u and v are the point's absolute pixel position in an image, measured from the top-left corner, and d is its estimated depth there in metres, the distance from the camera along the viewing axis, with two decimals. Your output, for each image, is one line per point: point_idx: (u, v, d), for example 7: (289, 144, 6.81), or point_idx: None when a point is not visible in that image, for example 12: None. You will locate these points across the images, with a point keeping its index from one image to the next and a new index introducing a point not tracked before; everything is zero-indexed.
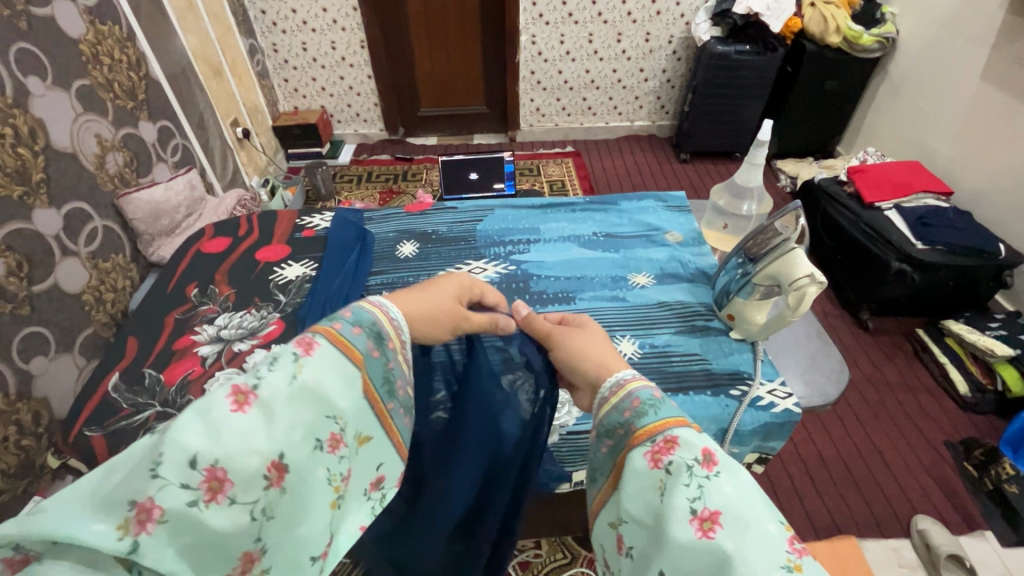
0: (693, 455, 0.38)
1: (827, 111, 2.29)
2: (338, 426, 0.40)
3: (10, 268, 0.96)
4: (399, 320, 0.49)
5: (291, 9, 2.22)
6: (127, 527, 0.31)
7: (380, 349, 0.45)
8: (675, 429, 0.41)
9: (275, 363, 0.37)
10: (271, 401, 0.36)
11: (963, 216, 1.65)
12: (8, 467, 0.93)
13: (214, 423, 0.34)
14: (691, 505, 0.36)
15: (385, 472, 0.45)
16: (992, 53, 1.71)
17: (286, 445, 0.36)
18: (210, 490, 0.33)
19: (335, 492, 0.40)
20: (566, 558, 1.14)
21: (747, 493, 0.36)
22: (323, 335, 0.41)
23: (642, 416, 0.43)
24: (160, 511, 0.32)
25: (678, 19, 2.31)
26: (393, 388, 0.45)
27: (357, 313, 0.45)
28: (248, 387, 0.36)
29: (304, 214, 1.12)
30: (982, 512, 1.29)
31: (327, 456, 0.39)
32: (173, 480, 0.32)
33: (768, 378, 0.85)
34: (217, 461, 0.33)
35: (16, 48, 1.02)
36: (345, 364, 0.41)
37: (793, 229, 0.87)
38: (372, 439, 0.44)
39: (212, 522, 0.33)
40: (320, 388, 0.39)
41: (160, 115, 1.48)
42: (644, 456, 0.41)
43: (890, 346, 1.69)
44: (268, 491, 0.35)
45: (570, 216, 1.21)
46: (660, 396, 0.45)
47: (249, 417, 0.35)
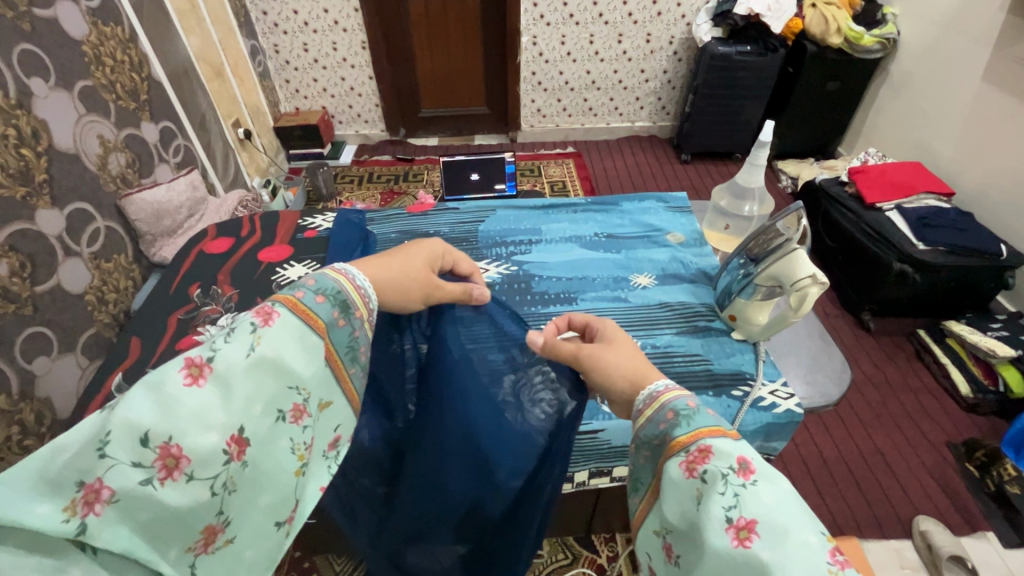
0: (727, 464, 0.38)
1: (827, 111, 2.29)
2: (301, 397, 0.41)
3: (13, 268, 0.96)
4: (365, 287, 0.50)
5: (293, 10, 2.22)
6: (74, 509, 0.32)
7: (346, 317, 0.46)
8: (708, 438, 0.40)
9: (231, 336, 0.39)
10: (226, 373, 0.37)
11: (964, 216, 1.65)
12: (11, 466, 0.93)
13: (166, 398, 0.34)
14: (726, 513, 0.35)
15: (343, 432, 0.46)
16: (993, 53, 1.71)
17: (245, 419, 0.37)
18: (164, 468, 0.33)
19: (299, 461, 0.41)
20: (567, 558, 1.14)
21: (788, 502, 0.36)
22: (282, 304, 0.42)
23: (676, 427, 0.43)
24: (109, 491, 0.32)
25: (679, 19, 2.31)
26: (356, 354, 0.47)
27: (320, 281, 0.46)
28: (202, 360, 0.37)
29: (306, 215, 1.13)
30: (984, 512, 1.29)
31: (290, 427, 0.40)
32: (123, 459, 0.32)
33: (770, 378, 0.85)
34: (171, 437, 0.33)
35: (20, 49, 1.03)
36: (307, 335, 0.42)
37: (795, 229, 0.86)
38: (333, 405, 0.45)
39: (168, 499, 0.33)
40: (280, 360, 0.40)
41: (162, 116, 1.48)
42: (680, 465, 0.40)
43: (890, 347, 1.69)
44: (229, 465, 0.36)
45: (571, 216, 1.21)
46: (695, 405, 0.44)
47: (206, 391, 0.36)
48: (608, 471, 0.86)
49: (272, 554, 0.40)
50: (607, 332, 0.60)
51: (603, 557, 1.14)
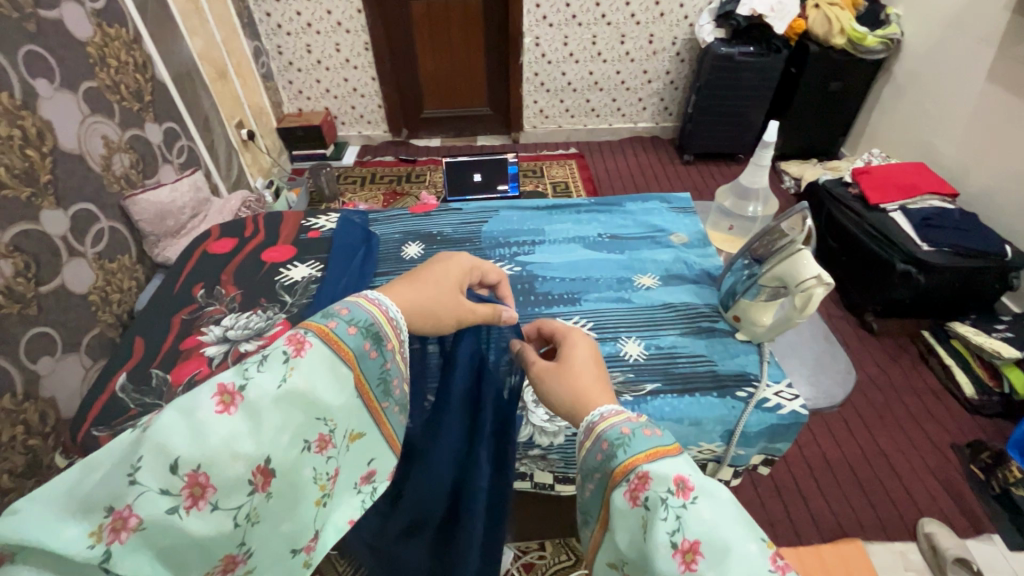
0: (666, 487, 0.37)
1: (831, 112, 2.29)
2: (328, 428, 0.40)
3: (18, 269, 0.97)
4: (398, 318, 0.47)
5: (296, 12, 2.23)
6: (100, 535, 0.31)
7: (378, 349, 0.44)
8: (646, 464, 0.39)
9: (264, 363, 0.38)
10: (256, 402, 0.36)
11: (969, 218, 1.64)
12: (15, 467, 0.94)
13: (197, 425, 0.34)
14: (671, 538, 0.35)
15: (377, 466, 0.46)
16: (998, 53, 1.71)
17: (274, 449, 0.36)
18: (191, 496, 0.33)
19: (321, 491, 0.40)
20: (570, 560, 1.14)
21: (727, 513, 0.36)
22: (314, 333, 0.41)
23: (614, 456, 0.41)
24: (137, 520, 0.32)
25: (682, 20, 2.31)
26: (388, 388, 0.45)
27: (354, 311, 0.44)
28: (235, 387, 0.36)
29: (310, 215, 1.13)
30: (989, 515, 1.28)
31: (315, 457, 0.40)
32: (152, 486, 0.32)
33: (775, 379, 0.84)
34: (200, 466, 0.33)
35: (25, 50, 1.03)
36: (337, 366, 0.41)
37: (799, 230, 0.86)
38: (364, 436, 0.44)
39: (191, 529, 0.33)
40: (310, 391, 0.39)
41: (166, 117, 1.49)
42: (623, 495, 0.39)
43: (894, 349, 1.68)
44: (253, 496, 0.36)
45: (575, 217, 1.21)
46: (628, 430, 0.42)
47: (235, 419, 0.35)
48: None
49: None
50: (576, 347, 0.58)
51: None
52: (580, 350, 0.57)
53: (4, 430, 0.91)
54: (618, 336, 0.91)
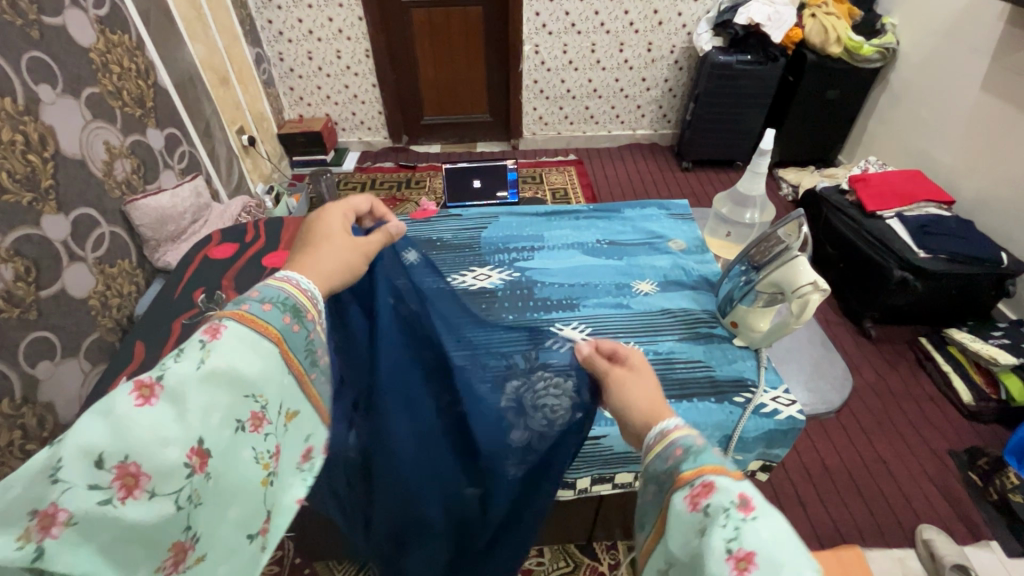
0: (729, 498, 0.37)
1: (827, 120, 2.31)
2: (260, 405, 0.40)
3: (18, 273, 0.97)
4: (312, 291, 0.48)
5: (297, 19, 2.25)
6: (29, 536, 0.30)
7: (300, 322, 0.44)
8: (712, 474, 0.39)
9: (180, 352, 0.37)
10: (178, 388, 0.36)
11: (965, 224, 1.66)
12: (12, 471, 0.94)
13: (118, 420, 0.33)
14: (726, 544, 0.34)
15: (315, 443, 0.46)
16: (991, 63, 1.73)
17: (204, 430, 0.36)
18: (124, 487, 0.33)
19: (265, 469, 0.40)
20: (569, 565, 1.14)
21: (787, 539, 0.35)
22: (230, 318, 0.40)
23: (682, 463, 0.42)
24: (67, 514, 0.31)
25: (680, 29, 2.33)
26: (315, 358, 0.46)
27: (265, 290, 0.44)
28: (151, 380, 0.35)
29: (310, 221, 1.13)
30: (986, 521, 1.29)
31: (251, 436, 0.39)
32: (78, 482, 0.31)
33: (772, 385, 0.85)
34: (128, 456, 0.33)
35: (28, 56, 1.04)
36: (259, 343, 0.41)
37: (795, 236, 0.87)
38: (300, 413, 0.44)
39: (130, 517, 0.32)
40: (234, 371, 0.38)
41: (167, 123, 1.49)
42: (683, 499, 0.39)
43: (892, 354, 1.69)
44: (193, 478, 0.35)
45: (574, 223, 1.22)
46: (703, 443, 0.43)
47: (159, 408, 0.35)
48: (611, 477, 0.86)
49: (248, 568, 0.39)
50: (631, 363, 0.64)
51: (604, 565, 1.14)
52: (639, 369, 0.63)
53: (2, 435, 0.91)
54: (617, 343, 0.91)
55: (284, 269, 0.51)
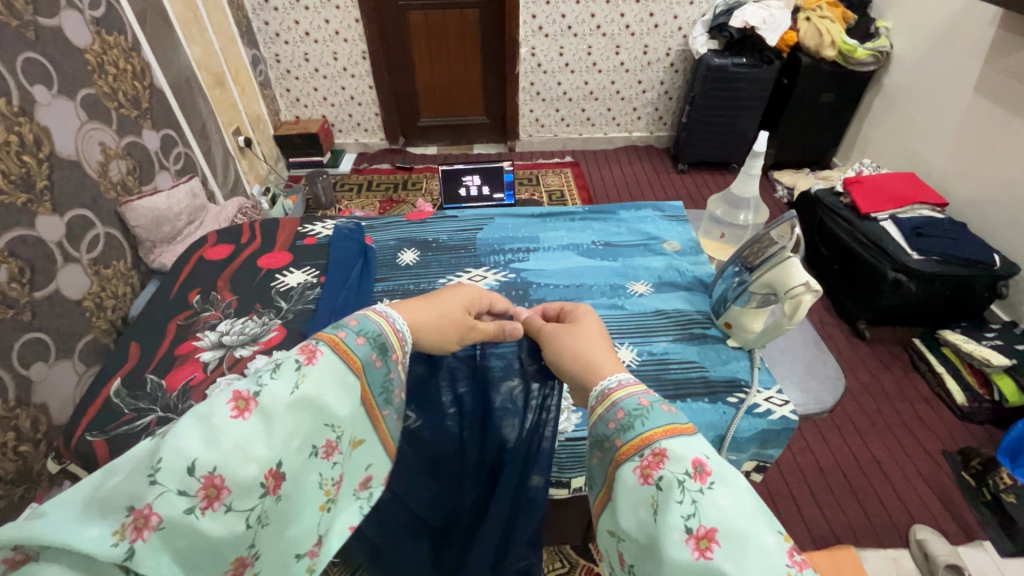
0: (684, 469, 0.38)
1: (821, 123, 2.32)
2: (335, 434, 0.42)
3: (12, 274, 0.97)
4: (403, 330, 0.52)
5: (294, 21, 2.25)
6: (123, 534, 0.33)
7: (383, 359, 0.48)
8: (663, 441, 0.41)
9: (277, 371, 0.40)
10: (269, 408, 0.38)
11: (958, 226, 1.67)
12: (6, 473, 0.93)
13: (213, 428, 0.36)
14: (685, 523, 0.36)
15: (374, 471, 0.48)
16: (985, 66, 1.74)
17: (285, 454, 0.38)
18: (206, 497, 0.35)
19: (327, 495, 0.42)
20: (564, 566, 1.14)
21: (742, 502, 0.36)
22: (325, 343, 0.44)
23: (629, 429, 0.44)
24: (157, 518, 0.33)
25: (676, 32, 2.34)
26: (390, 396, 0.48)
27: (363, 323, 0.48)
28: (249, 394, 0.39)
29: (306, 223, 1.13)
30: (980, 521, 1.29)
31: (322, 462, 0.42)
32: (171, 487, 0.34)
33: (765, 385, 0.86)
34: (216, 469, 0.35)
35: (23, 57, 1.04)
36: (345, 374, 0.44)
37: (788, 238, 0.86)
38: (364, 442, 0.46)
39: (206, 529, 0.34)
40: (319, 399, 0.41)
41: (163, 124, 1.49)
42: (635, 471, 0.41)
43: (886, 355, 1.70)
44: (265, 498, 0.37)
45: (569, 224, 1.23)
46: (647, 404, 0.45)
47: (250, 422, 0.38)
48: None
49: None
50: (580, 310, 0.63)
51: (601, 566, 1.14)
52: (588, 311, 0.61)
53: None
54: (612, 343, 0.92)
55: (389, 306, 0.54)
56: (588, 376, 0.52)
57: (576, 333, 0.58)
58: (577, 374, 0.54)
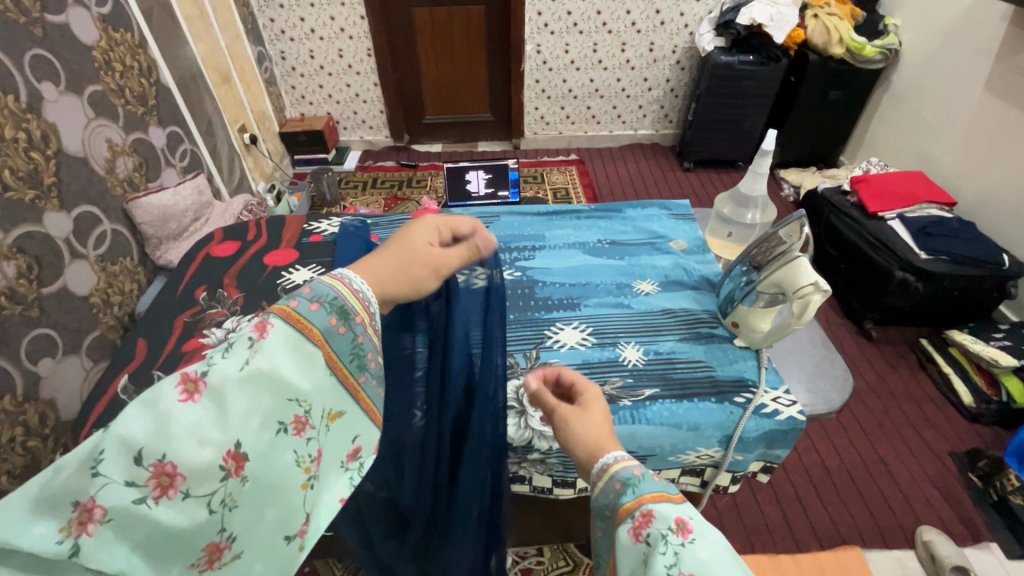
0: (666, 524, 0.39)
1: (828, 121, 2.30)
2: (303, 409, 0.42)
3: (20, 270, 0.97)
4: (366, 293, 0.49)
5: (299, 18, 2.25)
6: (69, 530, 0.33)
7: (346, 324, 0.45)
8: (651, 503, 0.42)
9: (229, 350, 0.39)
10: (220, 387, 0.37)
11: (967, 225, 1.65)
12: (14, 468, 0.94)
13: (161, 413, 0.35)
14: (669, 572, 0.37)
15: (361, 442, 0.48)
16: (995, 64, 1.73)
17: (243, 435, 0.38)
18: (159, 486, 0.35)
19: (306, 473, 0.42)
20: (568, 565, 1.14)
21: (722, 558, 0.38)
22: (278, 315, 0.42)
23: (622, 495, 0.44)
24: (102, 510, 0.34)
25: (682, 29, 2.33)
26: (362, 362, 0.48)
27: (317, 289, 0.45)
28: (198, 374, 0.37)
29: (312, 220, 1.13)
30: (987, 523, 1.28)
31: (293, 439, 0.41)
32: (116, 478, 0.34)
33: (773, 386, 0.85)
34: (165, 456, 0.35)
35: (32, 54, 1.04)
36: (302, 344, 0.42)
37: (796, 237, 0.87)
38: (343, 414, 0.46)
39: (161, 517, 0.35)
40: (276, 372, 0.40)
41: (169, 121, 1.50)
42: (627, 531, 0.41)
43: (893, 356, 1.69)
44: (228, 481, 0.37)
45: (575, 223, 1.22)
46: (640, 472, 0.46)
47: (200, 406, 0.37)
48: None
49: (282, 561, 0.42)
50: (589, 391, 0.60)
51: None
52: (597, 396, 0.59)
53: (4, 432, 0.92)
54: (618, 343, 0.92)
55: (342, 269, 0.51)
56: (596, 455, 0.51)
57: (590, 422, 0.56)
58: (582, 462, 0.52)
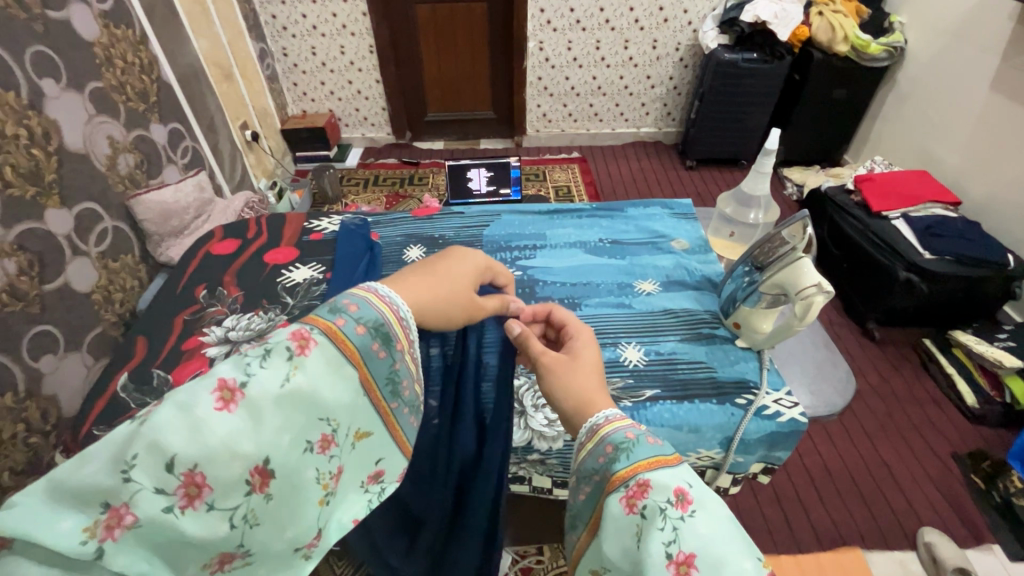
0: (665, 497, 0.39)
1: (833, 119, 2.29)
2: (331, 428, 0.41)
3: (21, 267, 0.97)
4: (407, 316, 0.47)
5: (301, 14, 2.25)
6: (93, 531, 0.33)
7: (387, 349, 0.44)
8: (647, 473, 0.41)
9: (267, 360, 0.38)
10: (258, 402, 0.36)
11: (972, 225, 1.64)
12: (16, 464, 0.94)
13: (196, 421, 0.34)
14: (667, 549, 0.37)
15: (385, 466, 0.47)
16: (1002, 62, 1.71)
17: (273, 450, 0.37)
18: (186, 496, 0.34)
19: (324, 490, 0.41)
20: (568, 564, 1.14)
21: (723, 531, 0.37)
22: (322, 331, 0.41)
23: (615, 461, 0.43)
24: (132, 518, 0.33)
25: (685, 26, 2.32)
26: (397, 388, 0.46)
27: (364, 309, 0.43)
28: (236, 383, 0.36)
29: (312, 218, 1.13)
30: (990, 525, 1.28)
31: (317, 457, 0.40)
32: (146, 485, 0.33)
33: (774, 387, 0.85)
34: (196, 466, 0.34)
35: (33, 50, 1.04)
36: (341, 366, 0.41)
37: (800, 238, 0.85)
38: (371, 435, 0.45)
39: (185, 528, 0.34)
40: (313, 392, 0.39)
41: (170, 118, 1.49)
42: (619, 501, 0.41)
43: (896, 356, 1.68)
44: (251, 496, 0.37)
45: (576, 222, 1.21)
46: (634, 436, 0.44)
47: (235, 416, 0.35)
48: None
49: (289, 573, 0.41)
50: (579, 342, 0.60)
51: None
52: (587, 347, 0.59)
53: (5, 428, 0.92)
54: (618, 343, 0.91)
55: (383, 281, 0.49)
56: (582, 413, 0.51)
57: (572, 368, 0.55)
58: (568, 409, 0.52)
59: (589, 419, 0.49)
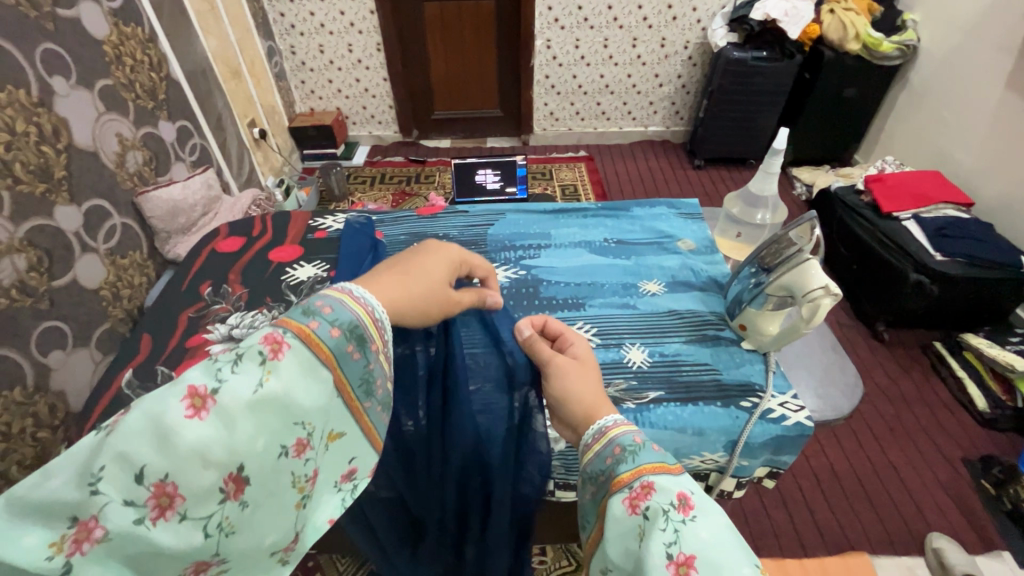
0: (669, 500, 0.38)
1: (844, 118, 2.26)
2: (306, 432, 0.40)
3: (31, 263, 0.98)
4: (382, 318, 0.47)
5: (310, 12, 2.25)
6: (60, 546, 0.33)
7: (361, 350, 0.44)
8: (651, 475, 0.41)
9: (239, 365, 0.38)
10: (230, 408, 0.36)
11: (984, 226, 1.62)
12: (24, 458, 0.95)
13: (166, 430, 0.34)
14: (667, 549, 0.36)
15: (357, 464, 0.46)
16: (1017, 61, 1.68)
17: (248, 456, 0.37)
18: (158, 507, 0.34)
19: (300, 494, 0.41)
20: (571, 565, 1.14)
21: (723, 537, 0.37)
22: (294, 333, 0.40)
23: (621, 463, 0.43)
24: (102, 531, 0.33)
25: (694, 24, 2.30)
26: (371, 388, 0.46)
27: (337, 310, 0.43)
28: (207, 391, 0.36)
29: (317, 216, 1.13)
30: (1000, 530, 1.26)
31: (293, 461, 0.40)
32: (115, 497, 0.33)
33: (780, 390, 0.84)
34: (167, 476, 0.34)
35: (42, 48, 1.05)
36: (316, 368, 0.41)
37: (807, 238, 0.86)
38: (344, 436, 0.44)
39: (159, 539, 0.34)
40: (287, 396, 0.39)
41: (179, 115, 1.50)
42: (623, 502, 0.41)
43: (906, 359, 1.66)
44: (225, 504, 0.37)
45: (581, 221, 1.21)
46: (640, 441, 0.45)
47: (206, 424, 0.35)
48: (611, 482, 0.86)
49: None
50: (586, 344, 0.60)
51: None
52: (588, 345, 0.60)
53: (13, 422, 0.92)
54: (621, 343, 0.91)
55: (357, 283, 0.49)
56: (589, 418, 0.50)
57: (584, 374, 0.55)
58: (576, 418, 0.52)
59: (595, 423, 0.49)
